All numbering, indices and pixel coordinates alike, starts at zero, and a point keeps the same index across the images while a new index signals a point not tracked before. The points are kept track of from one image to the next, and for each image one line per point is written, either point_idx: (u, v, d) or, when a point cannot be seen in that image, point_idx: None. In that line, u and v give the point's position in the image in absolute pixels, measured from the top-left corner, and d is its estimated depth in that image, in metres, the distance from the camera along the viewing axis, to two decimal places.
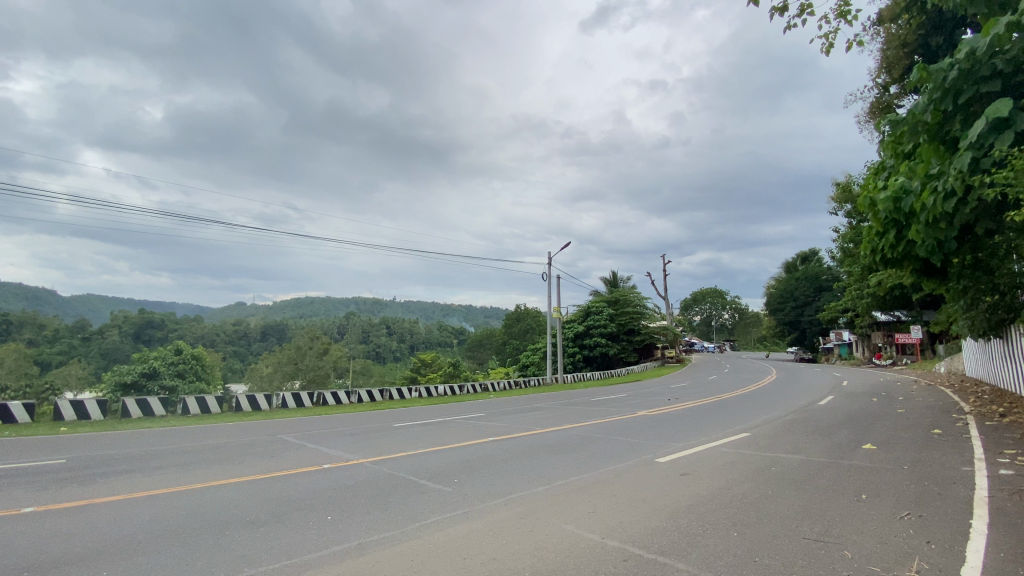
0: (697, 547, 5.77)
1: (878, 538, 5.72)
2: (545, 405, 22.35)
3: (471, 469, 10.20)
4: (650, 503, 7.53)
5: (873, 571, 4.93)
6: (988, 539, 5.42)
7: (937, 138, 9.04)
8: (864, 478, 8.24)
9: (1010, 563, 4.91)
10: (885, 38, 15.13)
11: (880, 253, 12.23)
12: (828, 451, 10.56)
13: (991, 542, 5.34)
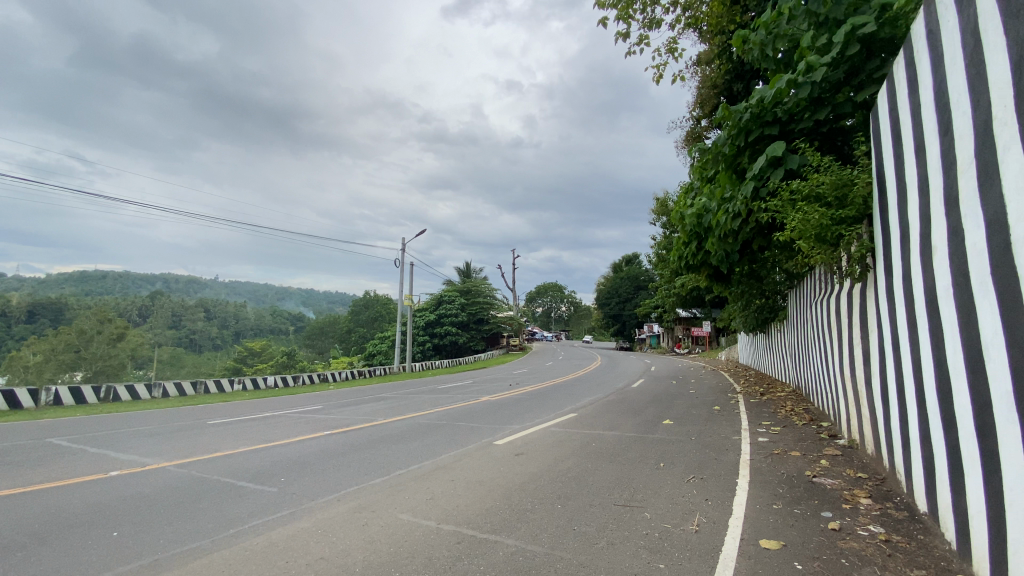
0: (525, 523, 6.03)
1: (671, 498, 6.64)
2: (388, 394, 21.62)
3: (301, 466, 9.29)
4: (487, 485, 7.70)
5: (666, 527, 5.65)
6: (746, 493, 6.64)
7: (731, 166, 10.88)
8: (665, 449, 9.59)
9: (760, 509, 6.03)
10: (701, 78, 17.77)
11: (685, 261, 14.43)
12: (640, 427, 12.09)
13: (748, 495, 6.54)
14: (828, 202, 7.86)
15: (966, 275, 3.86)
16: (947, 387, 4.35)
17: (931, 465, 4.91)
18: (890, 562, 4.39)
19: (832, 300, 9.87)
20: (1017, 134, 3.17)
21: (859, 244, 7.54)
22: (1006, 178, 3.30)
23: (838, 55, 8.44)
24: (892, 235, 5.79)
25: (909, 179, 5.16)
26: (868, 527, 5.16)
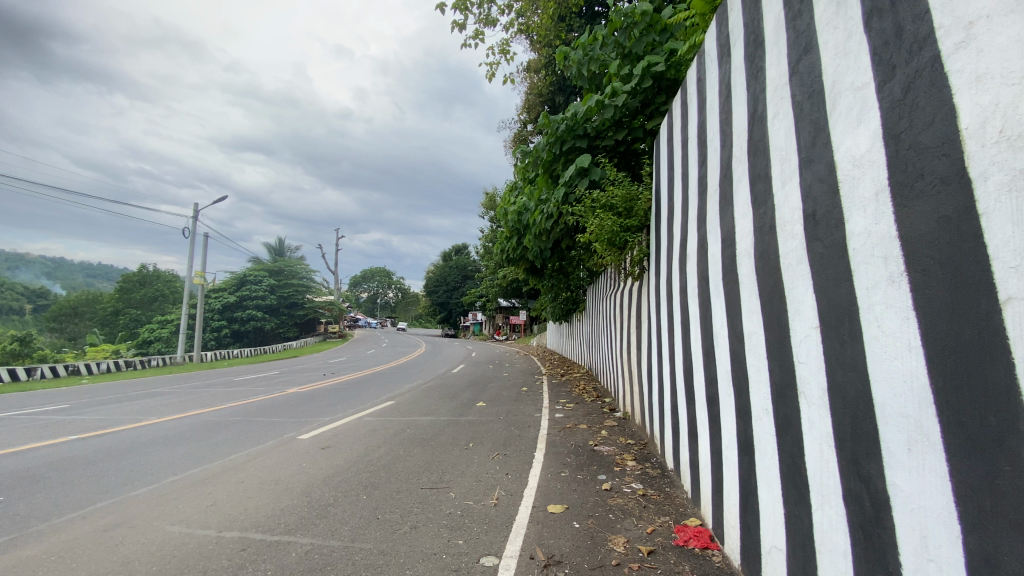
0: (325, 518, 5.67)
1: (476, 476, 6.97)
2: (168, 388, 18.25)
3: (25, 481, 7.18)
4: (285, 483, 7.04)
5: (470, 504, 5.90)
6: (541, 465, 7.34)
7: (548, 171, 11.89)
8: (474, 430, 10.06)
9: (551, 478, 6.73)
10: (529, 85, 18.99)
11: (506, 254, 15.37)
12: (454, 411, 12.47)
13: (542, 467, 7.23)
14: (619, 211, 9.10)
15: (708, 277, 4.85)
16: (690, 367, 5.43)
17: (676, 431, 6.09)
18: (644, 512, 5.30)
19: (619, 296, 11.54)
20: (746, 169, 4.08)
21: (638, 250, 8.92)
22: (737, 204, 4.22)
23: (634, 86, 9.75)
24: (663, 244, 6.98)
25: (677, 199, 6.27)
26: (630, 485, 6.18)
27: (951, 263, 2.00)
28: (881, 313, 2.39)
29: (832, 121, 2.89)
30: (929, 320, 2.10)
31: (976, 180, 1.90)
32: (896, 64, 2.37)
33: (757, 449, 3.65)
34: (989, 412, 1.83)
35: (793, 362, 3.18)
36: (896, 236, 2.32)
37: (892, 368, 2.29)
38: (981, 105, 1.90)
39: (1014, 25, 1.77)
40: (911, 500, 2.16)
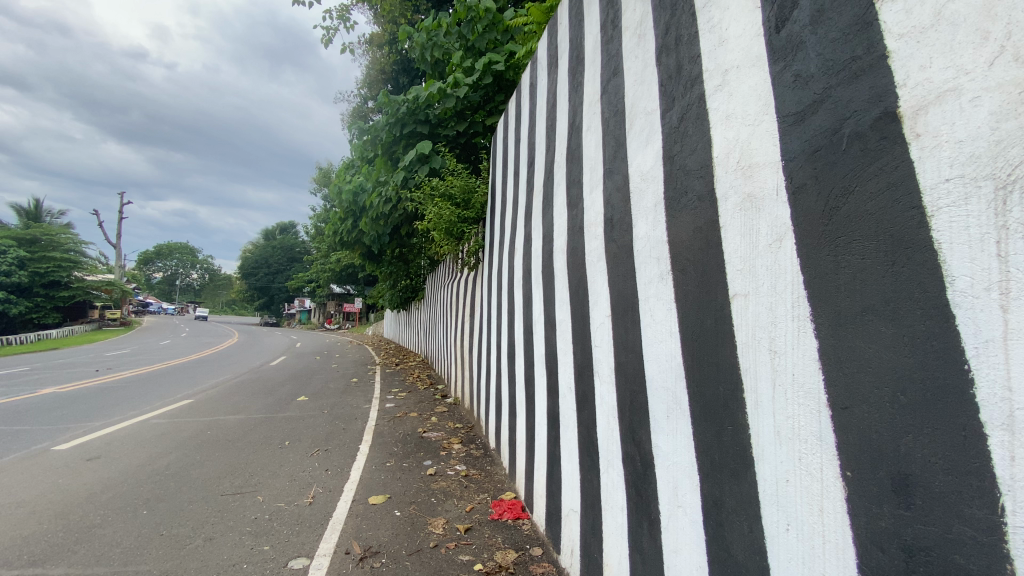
0: (88, 542, 4.63)
1: (290, 476, 6.41)
2: None
3: None
4: (27, 505, 5.55)
5: (281, 506, 5.41)
6: (365, 457, 7.08)
7: (386, 152, 11.42)
8: (293, 426, 9.25)
9: (374, 470, 6.54)
10: (371, 60, 17.96)
11: (339, 237, 14.40)
12: (271, 407, 11.30)
13: (367, 459, 6.99)
14: (456, 201, 9.19)
15: (531, 269, 5.23)
16: (513, 353, 5.80)
17: (498, 413, 6.44)
18: (465, 491, 5.53)
19: (455, 285, 11.74)
20: (564, 172, 4.48)
21: (474, 241, 9.14)
22: (556, 203, 4.62)
23: (476, 80, 9.89)
24: (494, 236, 7.29)
25: (509, 194, 6.60)
26: (453, 467, 6.37)
27: (701, 264, 2.50)
28: (655, 304, 2.86)
29: (629, 138, 3.35)
30: (686, 310, 2.59)
31: (720, 199, 2.41)
32: (676, 97, 2.85)
33: (562, 424, 4.06)
34: (719, 383, 2.33)
35: (591, 346, 3.62)
36: (668, 240, 2.80)
37: (660, 349, 2.77)
38: (726, 138, 2.40)
39: (750, 78, 2.28)
40: (668, 458, 2.63)
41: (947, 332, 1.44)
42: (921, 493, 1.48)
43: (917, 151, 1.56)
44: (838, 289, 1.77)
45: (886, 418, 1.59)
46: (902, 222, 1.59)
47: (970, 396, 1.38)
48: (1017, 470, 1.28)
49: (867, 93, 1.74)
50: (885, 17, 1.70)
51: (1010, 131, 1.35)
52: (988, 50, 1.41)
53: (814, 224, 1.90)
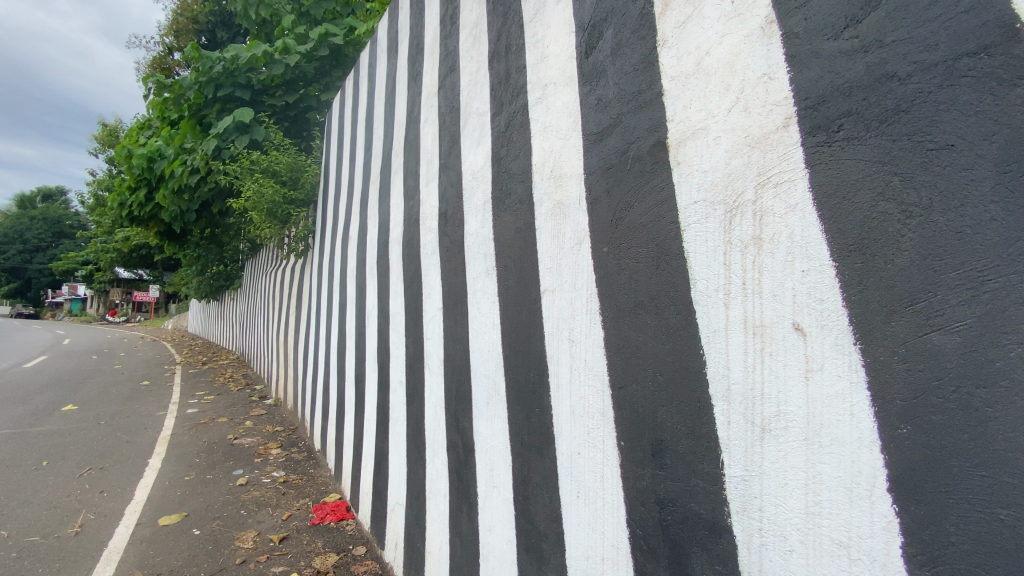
0: None
1: (46, 503, 5.13)
2: None
3: None
4: None
5: (32, 542, 4.30)
6: (157, 473, 6.01)
7: (195, 115, 9.74)
8: (53, 443, 7.40)
9: (170, 485, 5.60)
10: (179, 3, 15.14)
11: (127, 209, 11.88)
12: (19, 420, 8.85)
13: (160, 474, 5.94)
14: (283, 180, 8.25)
15: (364, 259, 5.03)
16: (343, 346, 5.50)
17: (325, 412, 6.04)
18: (282, 499, 5.09)
19: (279, 274, 10.61)
20: (401, 162, 4.40)
21: (302, 225, 8.33)
22: (392, 192, 4.51)
23: (310, 50, 9.01)
24: (327, 223, 6.78)
25: (344, 178, 6.18)
26: (270, 474, 5.81)
27: (520, 261, 2.72)
28: (480, 297, 2.99)
29: (462, 135, 3.44)
30: (506, 303, 2.79)
31: (537, 202, 2.67)
32: (504, 102, 3.04)
33: (390, 418, 4.00)
34: (529, 370, 2.56)
35: (422, 338, 3.64)
36: (494, 237, 2.96)
37: (483, 340, 2.92)
38: (544, 147, 2.68)
39: (564, 96, 2.59)
40: (486, 443, 2.79)
41: (690, 323, 1.85)
42: (670, 454, 1.85)
43: (678, 177, 1.99)
44: (621, 288, 2.14)
45: (651, 393, 1.95)
46: (665, 234, 2.00)
47: (704, 372, 1.79)
48: (730, 429, 1.69)
49: (648, 123, 2.13)
50: (663, 60, 2.10)
51: (736, 167, 1.78)
52: (726, 100, 1.84)
53: (606, 231, 2.25)
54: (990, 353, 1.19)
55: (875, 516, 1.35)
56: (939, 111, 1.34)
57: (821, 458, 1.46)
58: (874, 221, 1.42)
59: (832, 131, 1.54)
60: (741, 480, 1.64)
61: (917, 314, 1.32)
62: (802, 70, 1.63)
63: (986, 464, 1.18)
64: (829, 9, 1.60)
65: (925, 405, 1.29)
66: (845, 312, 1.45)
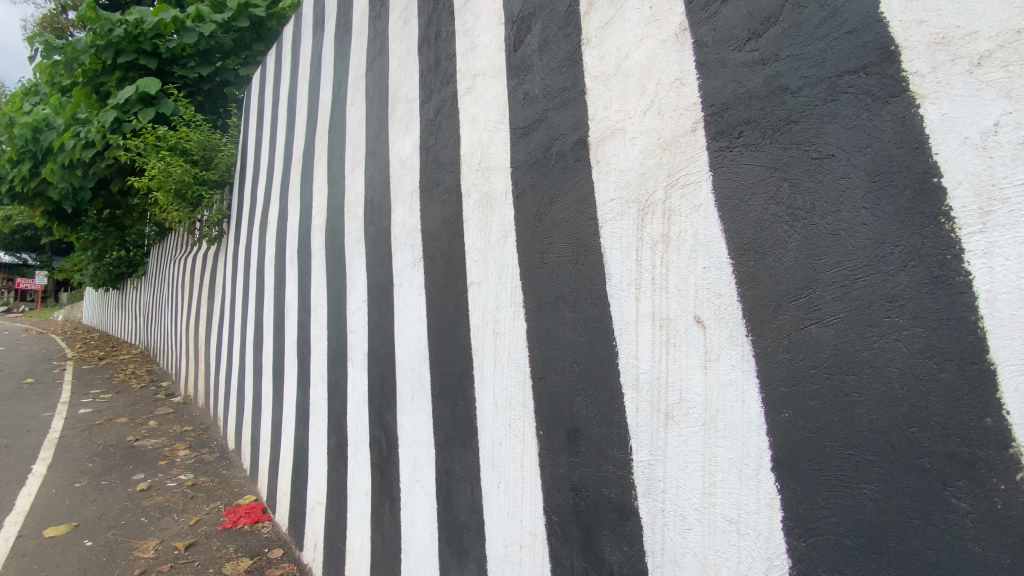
0: None
1: None
2: None
3: None
4: None
5: None
6: (39, 480, 5.38)
7: (90, 82, 8.73)
8: None
9: (56, 494, 5.04)
10: None
11: (6, 184, 10.46)
12: None
13: (43, 482, 5.32)
14: (193, 159, 7.60)
15: (284, 247, 4.76)
16: (260, 339, 5.19)
17: (239, 410, 5.68)
18: (190, 503, 4.75)
19: (189, 262, 9.80)
20: (325, 146, 4.20)
21: (216, 209, 7.73)
22: (316, 178, 4.30)
23: (227, 20, 8.49)
24: (244, 208, 6.34)
25: (263, 161, 5.80)
26: (176, 477, 5.39)
27: (446, 253, 2.70)
28: (406, 289, 2.93)
29: (390, 121, 3.34)
30: (432, 296, 2.75)
31: (464, 193, 2.65)
32: (433, 90, 2.98)
33: (311, 414, 3.83)
34: (453, 363, 2.55)
35: (345, 331, 3.51)
36: (420, 228, 2.90)
37: (407, 333, 2.87)
38: (472, 138, 2.66)
39: (493, 87, 2.59)
40: (409, 437, 2.76)
41: (604, 316, 1.93)
42: (585, 442, 1.93)
43: (597, 174, 2.05)
44: (542, 282, 2.18)
45: (568, 384, 2.02)
46: (585, 229, 2.06)
47: (616, 363, 1.87)
48: (638, 416, 1.78)
49: (572, 120, 2.18)
50: (588, 59, 2.16)
51: (650, 167, 1.87)
52: (642, 103, 1.94)
53: (529, 225, 2.28)
54: (859, 342, 1.36)
55: (761, 493, 1.48)
56: (822, 124, 1.49)
57: (716, 441, 1.58)
58: (766, 223, 1.57)
59: (733, 137, 1.67)
60: (647, 464, 1.74)
61: (800, 309, 1.47)
62: (710, 78, 1.75)
63: (853, 441, 1.35)
64: (733, 22, 1.73)
65: (804, 389, 1.44)
66: (739, 305, 1.59)
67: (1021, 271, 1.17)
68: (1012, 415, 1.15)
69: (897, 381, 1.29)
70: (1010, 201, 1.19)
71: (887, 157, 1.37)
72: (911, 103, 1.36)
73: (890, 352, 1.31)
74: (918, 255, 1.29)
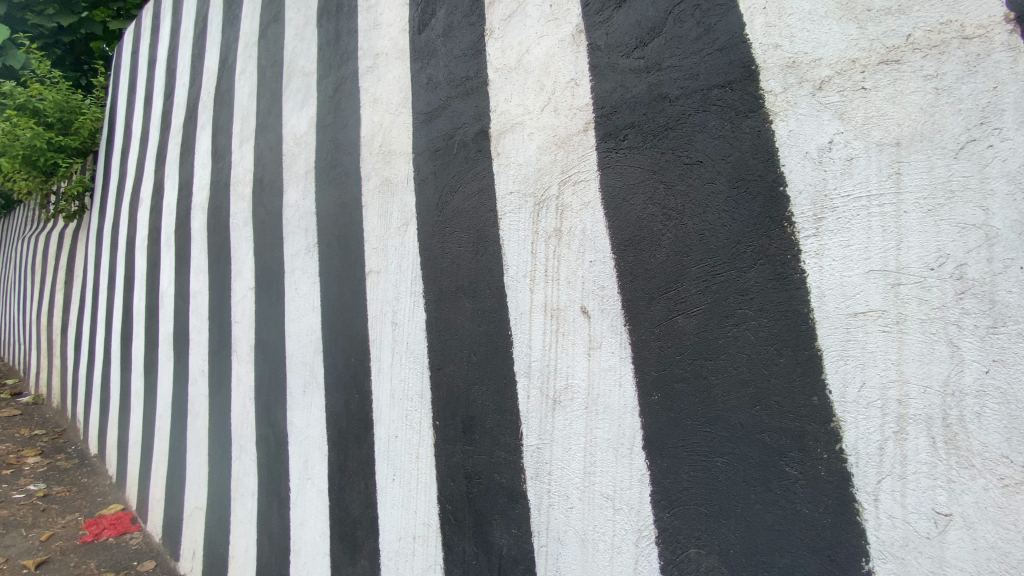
0: None
1: None
2: None
3: None
4: None
5: None
6: None
7: None
8: None
9: None
10: None
11: None
12: None
13: None
14: (46, 122, 6.56)
15: (159, 227, 4.27)
16: (129, 329, 4.63)
17: (104, 409, 5.04)
18: (40, 517, 4.16)
19: (43, 240, 8.47)
20: (209, 118, 3.82)
21: (76, 180, 6.72)
22: (198, 152, 3.89)
23: None
24: (111, 182, 5.59)
25: (135, 129, 5.15)
26: (23, 488, 4.68)
27: (343, 240, 2.58)
28: (299, 277, 2.77)
29: (284, 96, 3.11)
30: (327, 285, 2.62)
31: (363, 178, 2.55)
32: (333, 67, 2.83)
33: (189, 412, 3.50)
34: (349, 355, 2.46)
35: (230, 321, 3.24)
36: (316, 212, 2.75)
37: (300, 324, 2.72)
38: (373, 120, 2.56)
39: (395, 69, 2.51)
40: (300, 432, 2.62)
41: (500, 306, 1.96)
42: (478, 430, 1.96)
43: (497, 166, 2.07)
44: (441, 271, 2.17)
45: (463, 374, 2.03)
46: (483, 220, 2.07)
47: (509, 352, 1.92)
48: (529, 403, 1.84)
49: (473, 110, 2.17)
50: (490, 50, 2.17)
51: (546, 162, 1.92)
52: (540, 99, 1.99)
53: (430, 213, 2.25)
54: (716, 331, 1.51)
55: (633, 470, 1.60)
56: (694, 133, 1.63)
57: (597, 423, 1.68)
58: (644, 222, 1.68)
59: (619, 139, 1.77)
60: (536, 448, 1.81)
61: (669, 301, 1.60)
62: (601, 81, 1.84)
63: (709, 420, 1.50)
64: (624, 29, 1.82)
65: (671, 374, 1.58)
66: (619, 297, 1.69)
67: (843, 271, 1.38)
68: (832, 393, 1.36)
69: (745, 365, 1.46)
70: (838, 210, 1.40)
71: (745, 166, 1.53)
72: (766, 119, 1.53)
73: (741, 340, 1.48)
74: (765, 255, 1.47)
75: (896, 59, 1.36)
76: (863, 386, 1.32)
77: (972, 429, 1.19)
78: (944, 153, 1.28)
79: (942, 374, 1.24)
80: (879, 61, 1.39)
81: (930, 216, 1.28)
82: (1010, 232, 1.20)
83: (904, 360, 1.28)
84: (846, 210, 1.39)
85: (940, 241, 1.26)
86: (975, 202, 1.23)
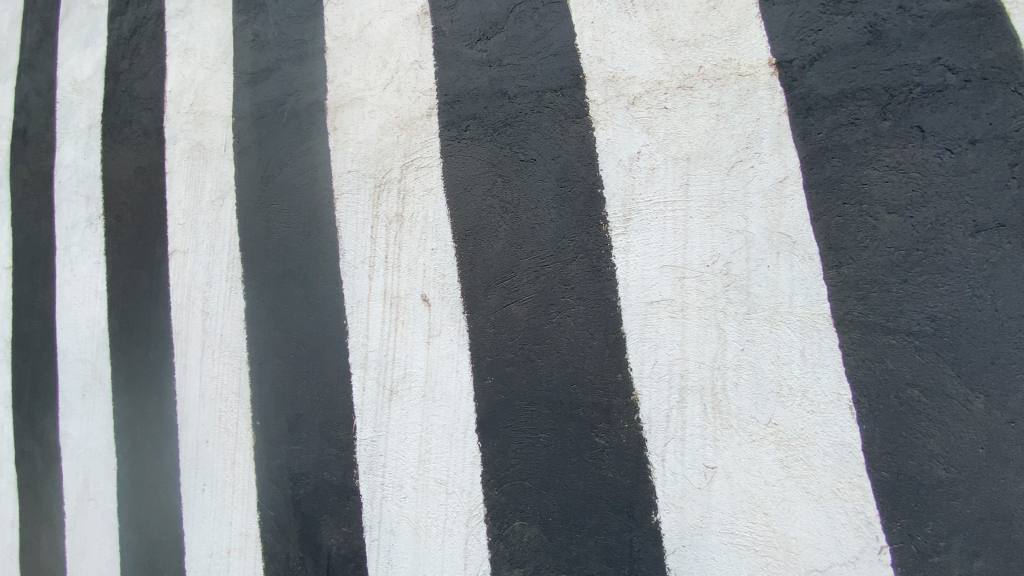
0: None
1: None
2: None
3: None
4: None
5: None
6: None
7: None
8: None
9: None
10: None
11: None
12: None
13: None
14: None
15: None
16: None
17: None
18: None
19: None
20: None
21: None
22: None
23: None
24: None
25: None
26: None
27: (140, 213, 2.15)
28: (76, 254, 2.24)
29: (56, 27, 2.48)
30: (116, 265, 2.16)
31: (168, 140, 2.16)
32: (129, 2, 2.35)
33: None
34: (146, 350, 2.07)
35: None
36: (100, 176, 2.25)
37: (76, 313, 2.21)
38: (181, 72, 2.18)
39: (213, 18, 2.18)
40: (76, 445, 2.14)
41: (334, 293, 1.84)
42: (307, 426, 1.82)
43: (334, 142, 1.92)
44: (266, 254, 1.95)
45: (291, 367, 1.86)
46: (316, 200, 1.91)
47: (344, 343, 1.81)
48: (364, 395, 1.77)
49: (307, 77, 1.99)
50: (328, 15, 2.01)
51: (387, 144, 1.85)
52: (382, 76, 1.90)
53: (253, 188, 2.00)
54: (543, 318, 1.62)
55: (466, 454, 1.64)
56: (529, 131, 1.71)
57: (433, 411, 1.68)
58: (482, 212, 1.72)
59: (461, 129, 1.78)
60: (370, 441, 1.74)
61: (503, 290, 1.67)
62: (445, 67, 1.83)
63: (535, 401, 1.61)
64: (468, 18, 1.84)
65: (503, 360, 1.65)
66: (458, 286, 1.71)
67: (644, 265, 1.58)
68: (632, 370, 1.56)
69: (567, 349, 1.60)
70: (643, 212, 1.60)
71: (571, 168, 1.66)
72: (590, 125, 1.67)
73: (564, 326, 1.61)
74: (586, 249, 1.61)
75: (690, 86, 1.64)
76: (656, 364, 1.54)
77: (732, 395, 1.49)
78: (720, 170, 1.58)
79: (711, 351, 1.52)
80: (679, 85, 1.65)
81: (709, 222, 1.56)
82: (761, 238, 1.53)
83: (686, 341, 1.54)
84: (648, 213, 1.60)
85: (715, 243, 1.55)
86: (740, 212, 1.55)
